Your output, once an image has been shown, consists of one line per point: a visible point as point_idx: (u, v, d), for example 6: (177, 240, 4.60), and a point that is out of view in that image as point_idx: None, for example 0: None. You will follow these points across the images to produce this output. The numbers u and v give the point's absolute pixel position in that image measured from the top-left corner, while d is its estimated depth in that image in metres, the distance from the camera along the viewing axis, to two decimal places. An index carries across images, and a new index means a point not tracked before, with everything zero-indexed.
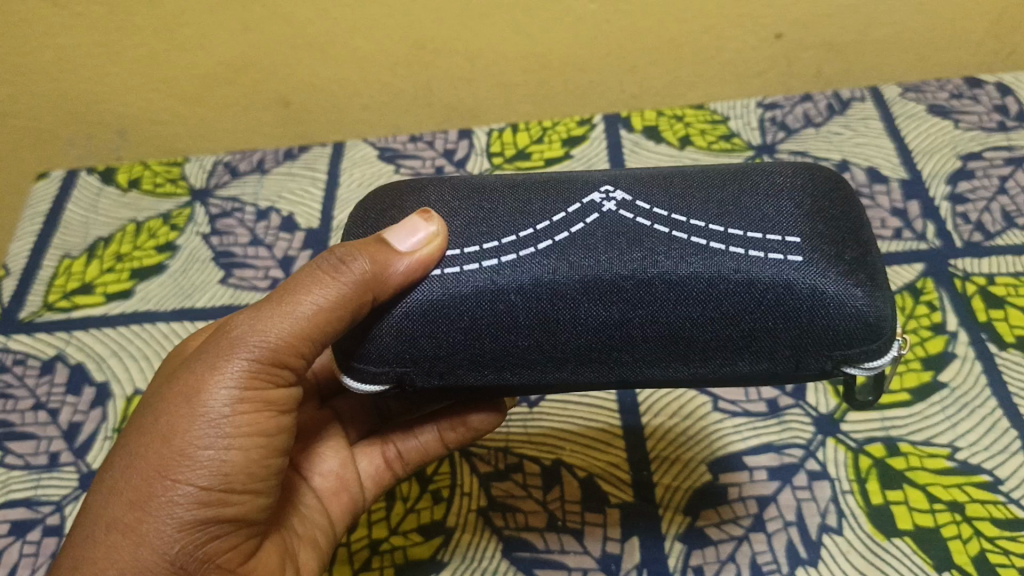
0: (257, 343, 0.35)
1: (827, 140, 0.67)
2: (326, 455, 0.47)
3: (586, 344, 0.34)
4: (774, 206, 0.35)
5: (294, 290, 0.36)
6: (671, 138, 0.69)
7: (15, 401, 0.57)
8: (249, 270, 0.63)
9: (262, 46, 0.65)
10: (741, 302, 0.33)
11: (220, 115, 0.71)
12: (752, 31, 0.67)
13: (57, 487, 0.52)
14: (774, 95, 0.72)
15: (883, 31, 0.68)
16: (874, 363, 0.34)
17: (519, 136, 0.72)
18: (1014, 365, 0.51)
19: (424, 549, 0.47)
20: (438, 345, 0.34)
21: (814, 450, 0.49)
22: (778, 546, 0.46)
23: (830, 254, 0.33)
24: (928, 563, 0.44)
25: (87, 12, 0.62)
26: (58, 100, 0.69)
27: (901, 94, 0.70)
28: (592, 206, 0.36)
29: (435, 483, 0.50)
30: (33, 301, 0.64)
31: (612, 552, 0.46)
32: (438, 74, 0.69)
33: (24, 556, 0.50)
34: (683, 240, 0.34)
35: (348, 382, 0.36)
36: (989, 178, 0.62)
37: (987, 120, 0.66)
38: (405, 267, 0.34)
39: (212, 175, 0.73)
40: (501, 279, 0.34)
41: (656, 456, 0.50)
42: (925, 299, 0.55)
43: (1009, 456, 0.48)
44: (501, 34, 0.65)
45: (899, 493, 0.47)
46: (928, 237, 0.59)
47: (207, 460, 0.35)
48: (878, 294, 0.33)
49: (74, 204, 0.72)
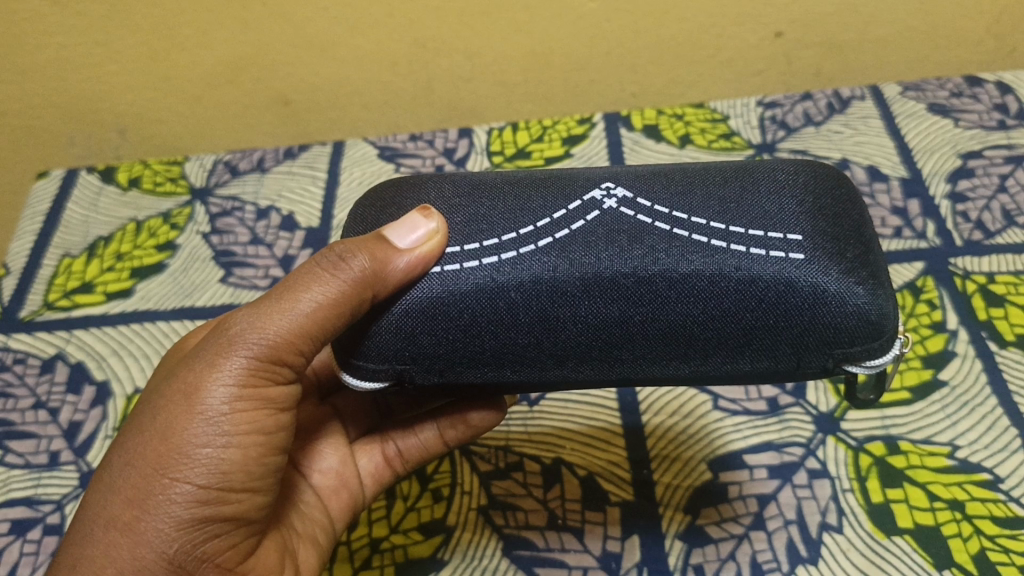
0: (256, 340, 0.35)
1: (827, 139, 0.67)
2: (326, 453, 0.47)
3: (586, 342, 0.34)
4: (776, 203, 0.35)
5: (293, 287, 0.36)
6: (671, 136, 0.69)
7: (14, 400, 0.57)
8: (249, 269, 0.63)
9: (262, 45, 0.65)
10: (742, 300, 0.33)
11: (220, 114, 0.71)
12: (751, 30, 0.67)
13: (57, 486, 0.52)
14: (774, 94, 0.72)
15: (883, 29, 0.68)
16: (875, 361, 0.34)
17: (519, 134, 0.72)
18: (1014, 364, 0.51)
19: (424, 548, 0.47)
20: (437, 342, 0.34)
21: (814, 449, 0.49)
22: (778, 545, 0.46)
23: (832, 252, 0.33)
24: (928, 561, 0.44)
25: (87, 11, 0.62)
26: (58, 99, 0.69)
27: (901, 93, 0.70)
28: (593, 203, 0.36)
29: (435, 481, 0.50)
30: (33, 300, 0.64)
31: (612, 551, 0.46)
32: (438, 73, 0.69)
33: (24, 555, 0.50)
34: (684, 237, 0.34)
35: (348, 379, 0.36)
36: (988, 176, 0.62)
37: (987, 119, 0.66)
38: (404, 263, 0.34)
39: (212, 174, 0.73)
40: (501, 277, 0.34)
41: (656, 455, 0.50)
42: (925, 297, 0.55)
43: (1009, 454, 0.48)
44: (501, 33, 0.65)
45: (899, 491, 0.47)
46: (928, 235, 0.59)
47: (206, 459, 0.35)
48: (880, 292, 0.33)
49: (74, 204, 0.72)
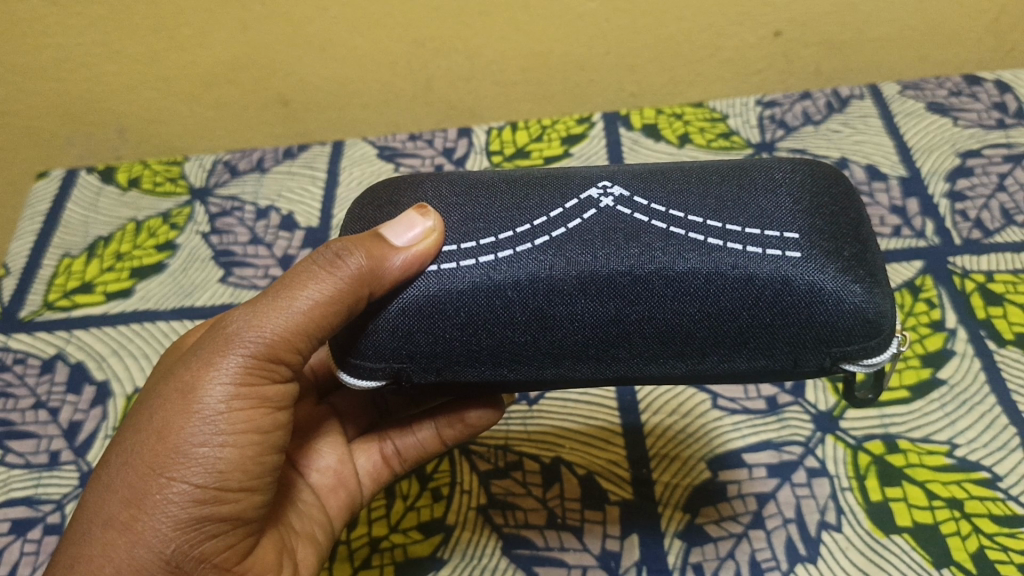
0: (252, 339, 0.35)
1: (826, 138, 0.67)
2: (325, 451, 0.47)
3: (583, 341, 0.34)
4: (773, 202, 0.35)
5: (290, 285, 0.36)
6: (670, 136, 0.69)
7: (15, 400, 0.57)
8: (248, 269, 0.64)
9: (261, 45, 0.65)
10: (739, 299, 0.33)
11: (220, 114, 0.71)
12: (751, 29, 0.67)
13: (57, 485, 0.53)
14: (773, 93, 0.72)
15: (883, 28, 0.68)
16: (873, 359, 0.34)
17: (518, 134, 0.72)
18: (1013, 362, 0.51)
19: (424, 547, 0.47)
20: (434, 340, 0.34)
21: (813, 448, 0.49)
22: (778, 543, 0.46)
23: (829, 250, 0.33)
24: (928, 559, 0.44)
25: (87, 11, 0.62)
26: (57, 99, 0.69)
27: (900, 92, 0.70)
28: (590, 202, 0.36)
29: (435, 481, 0.50)
30: (33, 300, 0.64)
31: (612, 550, 0.47)
32: (437, 73, 0.69)
33: (24, 554, 0.50)
34: (681, 236, 0.34)
35: (346, 377, 0.36)
36: (987, 175, 0.62)
37: (986, 118, 0.66)
38: (401, 262, 0.34)
39: (211, 173, 0.73)
40: (497, 275, 0.34)
41: (656, 454, 0.50)
42: (924, 296, 0.55)
43: (1008, 452, 0.48)
44: (501, 33, 0.65)
45: (898, 489, 0.47)
46: (928, 234, 0.59)
47: (203, 458, 0.35)
48: (877, 290, 0.33)
49: (73, 204, 0.72)
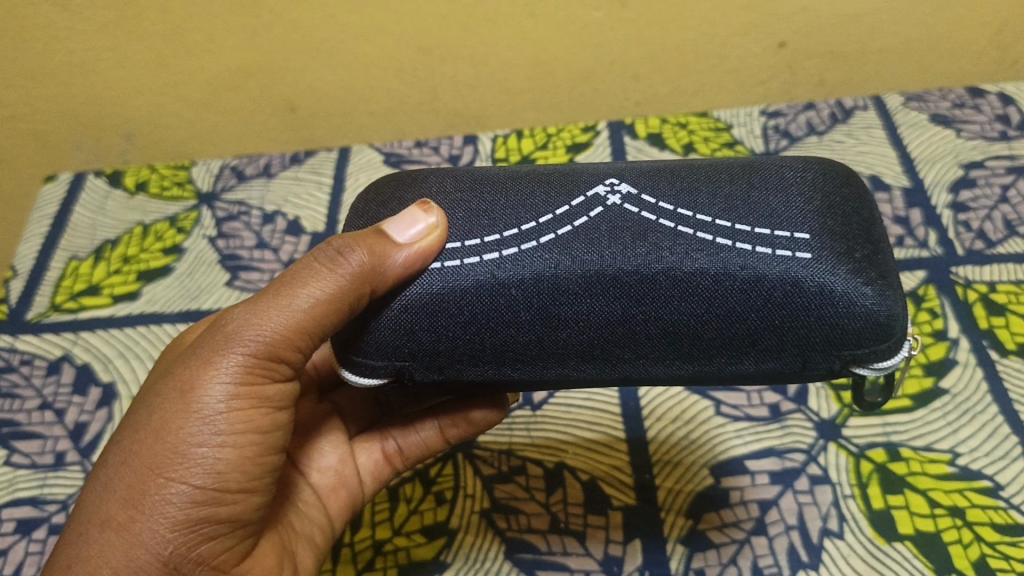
0: (254, 337, 0.36)
1: (829, 148, 0.68)
2: (326, 451, 0.48)
3: (587, 341, 0.34)
4: (784, 201, 0.35)
5: (292, 281, 0.36)
6: (674, 145, 0.70)
7: (21, 401, 0.58)
8: (254, 273, 0.64)
9: (268, 52, 0.66)
10: (747, 300, 0.33)
11: (229, 119, 0.72)
12: (755, 40, 0.67)
13: (62, 486, 0.53)
14: (776, 104, 0.73)
15: (885, 41, 0.68)
16: (883, 363, 0.34)
17: (523, 142, 0.73)
18: (1014, 373, 0.51)
19: (426, 550, 0.48)
20: (437, 339, 0.35)
21: (815, 455, 0.49)
22: (779, 549, 0.46)
23: (840, 252, 0.33)
24: (928, 566, 0.44)
25: (97, 16, 0.62)
26: (66, 104, 0.69)
27: (903, 104, 0.71)
28: (597, 199, 0.36)
29: (438, 484, 0.50)
30: (40, 302, 0.65)
31: (615, 555, 0.47)
32: (443, 83, 0.69)
33: (30, 554, 0.50)
34: (690, 236, 0.34)
35: (347, 374, 0.36)
36: (990, 187, 0.62)
37: (989, 130, 0.67)
38: (403, 258, 0.34)
39: (218, 178, 0.73)
40: (501, 273, 0.34)
41: (658, 461, 0.50)
42: (926, 306, 0.55)
43: (1010, 462, 0.48)
44: (506, 42, 0.66)
45: (900, 497, 0.47)
46: (931, 244, 0.59)
47: (201, 458, 0.35)
48: (889, 292, 0.33)
49: (81, 207, 0.73)
